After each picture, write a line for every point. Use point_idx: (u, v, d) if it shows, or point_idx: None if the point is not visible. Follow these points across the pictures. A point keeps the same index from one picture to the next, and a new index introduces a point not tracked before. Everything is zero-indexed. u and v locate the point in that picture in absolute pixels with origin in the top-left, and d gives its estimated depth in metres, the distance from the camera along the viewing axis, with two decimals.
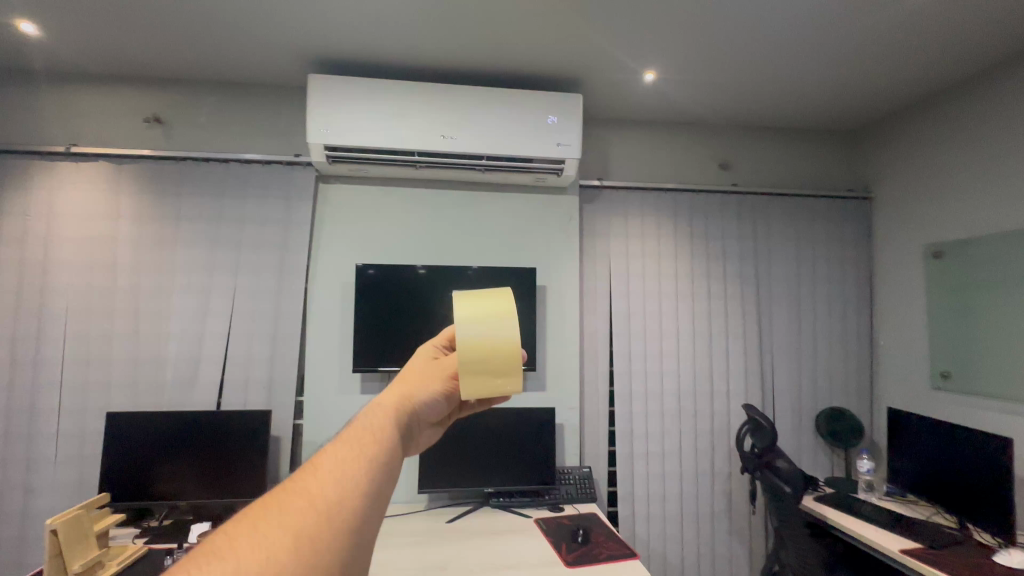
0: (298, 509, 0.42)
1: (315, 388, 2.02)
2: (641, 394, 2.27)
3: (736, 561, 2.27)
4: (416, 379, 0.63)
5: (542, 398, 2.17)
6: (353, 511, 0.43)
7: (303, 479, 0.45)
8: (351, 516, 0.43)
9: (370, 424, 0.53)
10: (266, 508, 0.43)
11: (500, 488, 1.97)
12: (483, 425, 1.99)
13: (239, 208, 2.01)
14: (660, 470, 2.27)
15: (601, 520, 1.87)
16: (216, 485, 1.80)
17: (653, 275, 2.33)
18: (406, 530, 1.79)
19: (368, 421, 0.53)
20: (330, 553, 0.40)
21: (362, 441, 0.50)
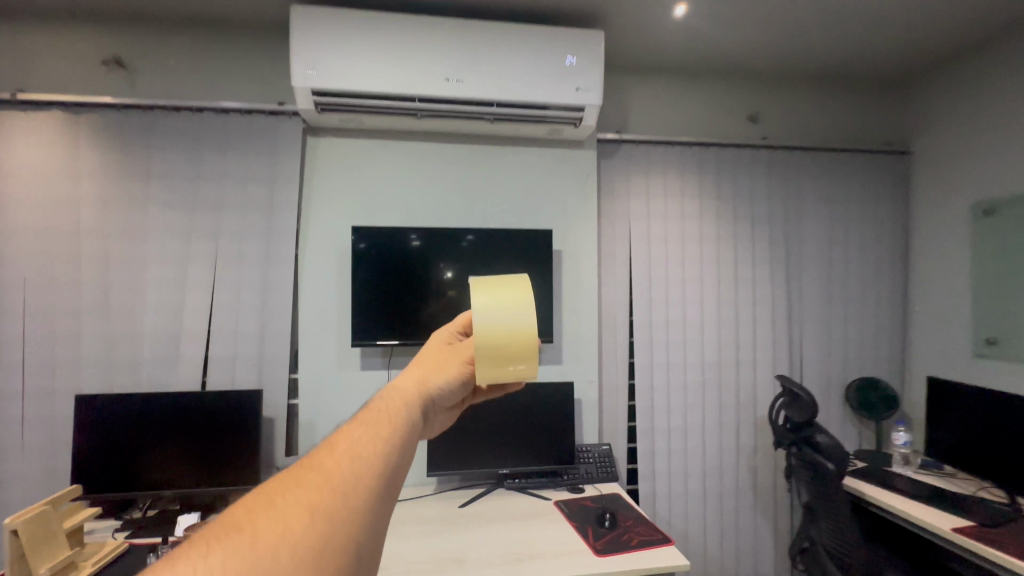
0: (317, 485, 0.43)
1: (310, 364, 1.83)
2: (664, 366, 2.11)
3: (761, 538, 2.17)
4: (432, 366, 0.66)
5: (558, 372, 2.00)
6: (373, 490, 0.44)
7: (322, 457, 0.46)
8: (369, 495, 0.44)
9: (386, 408, 0.55)
10: (283, 485, 0.44)
11: (516, 470, 1.82)
12: (496, 403, 1.83)
13: (216, 164, 1.78)
14: (683, 445, 2.13)
15: (626, 502, 1.73)
16: (204, 473, 1.63)
17: (676, 238, 2.13)
18: (415, 517, 1.64)
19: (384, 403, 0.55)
20: (346, 533, 0.41)
21: (381, 422, 0.52)
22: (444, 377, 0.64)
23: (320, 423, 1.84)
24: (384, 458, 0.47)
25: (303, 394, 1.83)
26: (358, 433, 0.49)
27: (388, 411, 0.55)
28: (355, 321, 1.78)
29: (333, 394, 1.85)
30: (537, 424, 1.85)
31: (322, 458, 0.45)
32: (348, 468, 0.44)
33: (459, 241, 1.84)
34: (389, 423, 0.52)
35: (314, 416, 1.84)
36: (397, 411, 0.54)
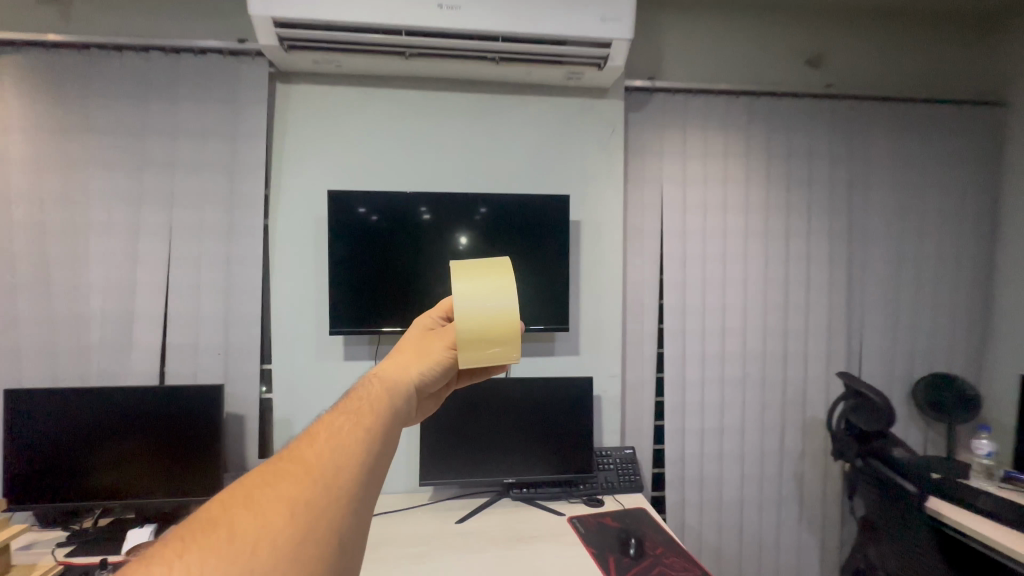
0: (297, 479, 0.43)
1: (286, 353, 1.58)
2: (698, 359, 1.81)
3: (804, 553, 1.89)
4: (412, 355, 0.66)
5: (575, 364, 1.72)
6: (355, 481, 0.45)
7: (301, 450, 0.46)
8: (350, 485, 0.44)
9: (370, 395, 0.56)
10: (261, 480, 0.44)
11: (524, 478, 1.56)
12: (501, 400, 1.56)
13: (169, 116, 1.49)
14: (717, 448, 1.84)
15: (654, 522, 1.45)
16: (160, 480, 1.40)
17: (717, 208, 1.80)
18: (403, 535, 1.39)
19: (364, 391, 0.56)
20: (330, 525, 0.41)
21: (361, 411, 0.52)
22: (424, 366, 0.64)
23: (298, 420, 1.60)
24: (363, 451, 0.47)
25: (278, 388, 1.59)
26: (338, 423, 0.50)
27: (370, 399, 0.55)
28: (334, 305, 1.51)
29: (312, 387, 1.60)
30: (549, 426, 1.58)
31: (301, 452, 0.45)
32: (328, 460, 0.45)
33: (459, 208, 1.54)
34: (370, 413, 0.52)
35: (291, 412, 1.60)
36: (380, 399, 0.55)
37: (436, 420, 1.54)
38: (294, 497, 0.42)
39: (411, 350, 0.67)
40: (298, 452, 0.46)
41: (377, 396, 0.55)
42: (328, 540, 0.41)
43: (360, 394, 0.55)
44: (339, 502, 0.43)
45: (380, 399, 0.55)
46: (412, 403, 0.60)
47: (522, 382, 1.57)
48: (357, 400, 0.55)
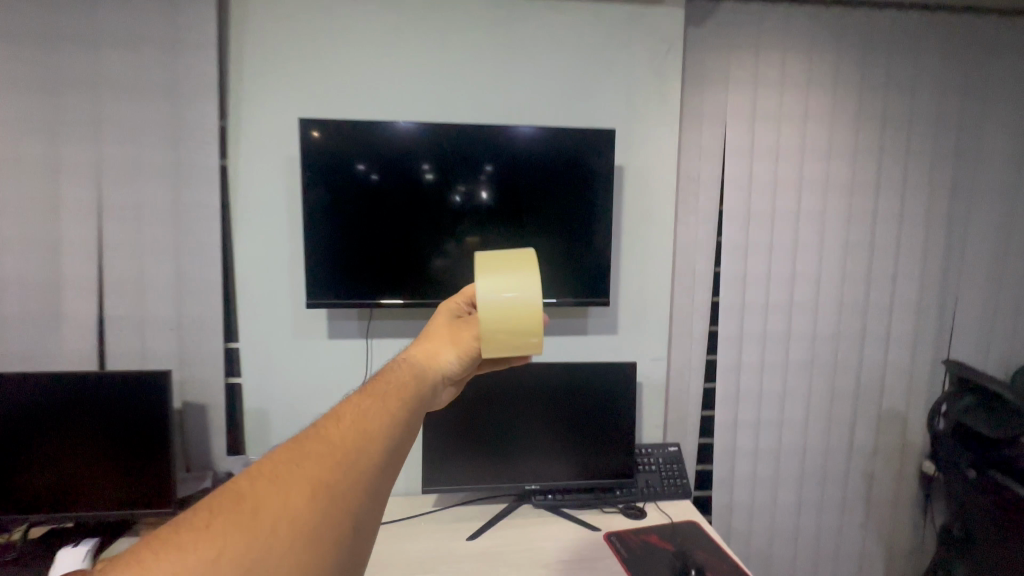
0: (317, 454, 0.42)
1: (254, 328, 1.27)
2: (758, 339, 1.49)
3: (867, 560, 1.64)
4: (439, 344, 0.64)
5: (609, 344, 1.41)
6: (375, 462, 0.43)
7: (327, 426, 0.45)
8: (370, 467, 0.42)
9: (396, 377, 0.54)
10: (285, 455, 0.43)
11: (549, 484, 1.29)
12: (524, 389, 1.27)
13: (90, 18, 1.13)
14: (775, 444, 1.55)
15: (712, 543, 1.17)
16: (100, 486, 1.12)
17: (791, 151, 1.43)
18: (402, 557, 1.12)
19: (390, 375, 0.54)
20: (347, 504, 0.40)
21: (388, 394, 0.50)
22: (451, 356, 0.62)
23: (273, 410, 1.31)
24: (387, 432, 0.46)
25: (247, 371, 1.29)
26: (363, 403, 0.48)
27: (400, 383, 0.53)
28: (313, 276, 1.21)
29: (289, 370, 1.30)
30: (580, 422, 1.30)
31: (325, 428, 0.44)
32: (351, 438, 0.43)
33: (466, 158, 1.23)
34: (398, 396, 0.50)
35: (263, 400, 1.31)
36: (409, 386, 0.52)
37: (442, 414, 1.25)
38: (314, 473, 0.40)
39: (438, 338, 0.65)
40: (323, 429, 0.45)
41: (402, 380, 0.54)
42: (343, 518, 0.39)
43: (388, 375, 0.53)
44: (358, 481, 0.41)
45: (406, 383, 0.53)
46: (437, 390, 0.59)
47: (548, 368, 1.28)
48: (386, 382, 0.53)
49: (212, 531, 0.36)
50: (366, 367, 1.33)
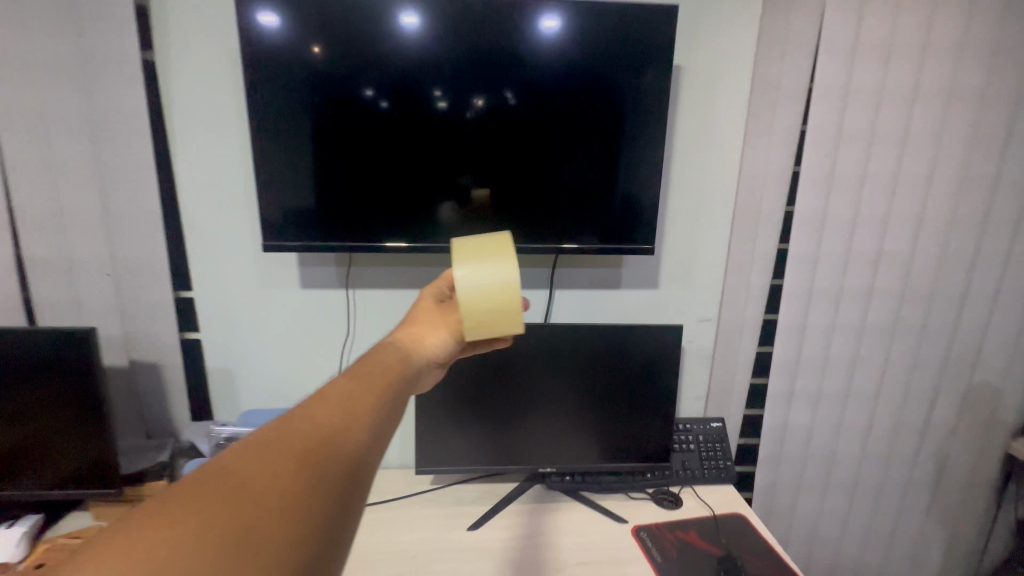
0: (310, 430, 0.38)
1: (210, 274, 1.04)
2: (831, 297, 1.21)
3: (924, 547, 1.44)
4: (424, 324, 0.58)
5: (641, 300, 1.17)
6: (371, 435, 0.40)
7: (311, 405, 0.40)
8: (365, 440, 0.39)
9: (381, 357, 0.50)
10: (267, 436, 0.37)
11: (567, 466, 1.08)
12: (540, 356, 1.04)
13: None
14: (835, 419, 1.31)
15: (766, 546, 0.97)
16: (27, 462, 0.93)
17: (907, 49, 1.06)
18: (390, 551, 0.94)
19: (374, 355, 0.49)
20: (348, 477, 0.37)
21: (373, 373, 0.46)
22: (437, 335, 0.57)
23: (241, 370, 1.11)
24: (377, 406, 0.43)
25: (206, 325, 1.07)
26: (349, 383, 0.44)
27: (383, 363, 0.49)
28: (267, 212, 0.95)
29: (257, 324, 1.09)
30: (607, 396, 1.06)
31: (314, 406, 0.39)
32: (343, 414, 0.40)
33: (468, 46, 0.89)
34: (386, 376, 0.47)
35: (230, 359, 1.10)
36: (396, 364, 0.49)
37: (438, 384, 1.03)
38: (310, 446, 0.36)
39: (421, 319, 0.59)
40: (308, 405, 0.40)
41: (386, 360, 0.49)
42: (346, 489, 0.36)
43: (373, 357, 0.49)
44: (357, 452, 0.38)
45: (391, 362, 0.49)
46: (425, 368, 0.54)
47: (569, 331, 1.03)
48: (369, 361, 0.48)
49: (206, 501, 0.31)
50: (348, 323, 1.10)
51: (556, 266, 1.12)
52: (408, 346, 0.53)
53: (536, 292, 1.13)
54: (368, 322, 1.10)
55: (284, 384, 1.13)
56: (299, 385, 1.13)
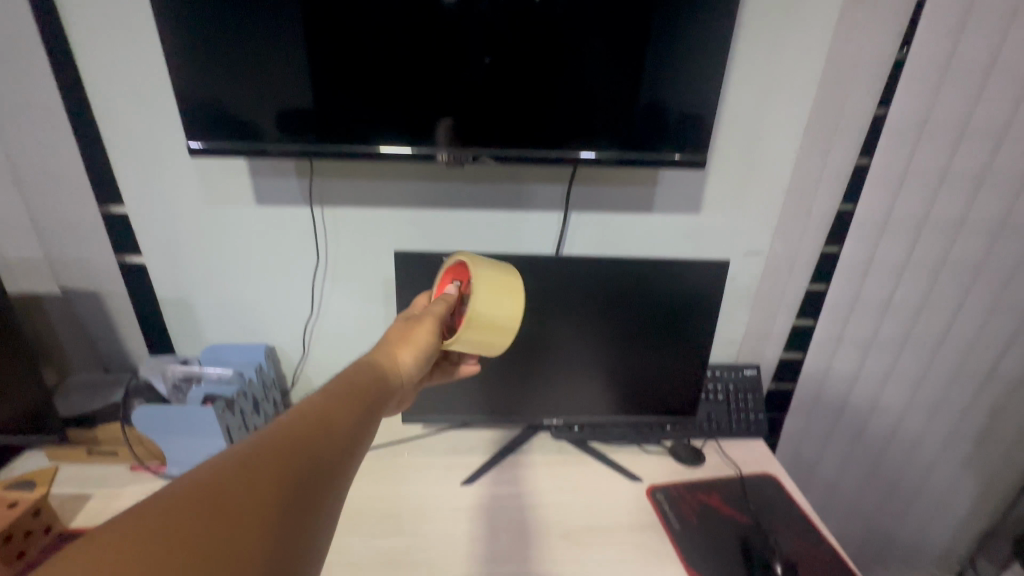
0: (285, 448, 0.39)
1: (149, 186, 0.86)
2: (909, 229, 0.99)
3: (952, 495, 1.35)
4: (405, 338, 0.56)
5: (676, 227, 0.95)
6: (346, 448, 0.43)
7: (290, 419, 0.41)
8: (338, 455, 0.42)
9: (363, 373, 0.50)
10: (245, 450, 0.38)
11: (576, 417, 0.95)
12: (549, 293, 0.85)
13: None
14: (883, 366, 1.15)
15: (801, 514, 0.85)
16: None
17: None
18: (374, 508, 0.83)
19: (354, 371, 0.50)
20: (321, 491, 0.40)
21: (354, 391, 0.47)
22: (416, 353, 0.56)
23: (200, 301, 0.95)
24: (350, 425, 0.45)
25: (149, 247, 0.90)
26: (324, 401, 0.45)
27: (364, 380, 0.50)
28: (180, 82, 0.69)
29: (211, 248, 0.91)
30: (625, 343, 0.90)
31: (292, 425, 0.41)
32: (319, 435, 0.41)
33: None
34: (366, 394, 0.48)
35: (184, 288, 0.94)
36: (376, 382, 0.50)
37: None
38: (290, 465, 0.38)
39: (399, 334, 0.57)
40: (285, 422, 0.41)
41: (365, 375, 0.50)
42: (320, 503, 0.39)
43: (356, 377, 0.49)
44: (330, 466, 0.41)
45: (370, 378, 0.50)
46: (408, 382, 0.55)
47: (584, 265, 0.84)
48: (351, 379, 0.49)
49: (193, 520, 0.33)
50: (318, 248, 0.92)
51: (573, 182, 0.89)
52: (389, 365, 0.53)
53: (547, 215, 0.91)
54: (343, 247, 0.92)
55: (251, 317, 0.98)
56: (268, 318, 0.98)
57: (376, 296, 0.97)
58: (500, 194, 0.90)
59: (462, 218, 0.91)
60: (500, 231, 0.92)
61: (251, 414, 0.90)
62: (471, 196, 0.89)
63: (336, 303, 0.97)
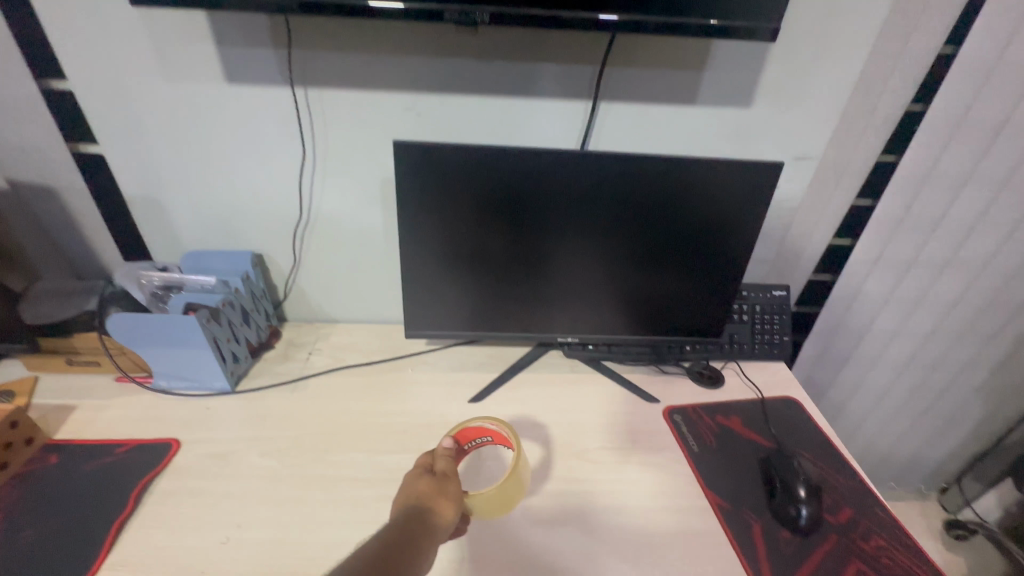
0: None
1: (96, 57, 0.71)
2: (981, 135, 0.87)
3: (957, 421, 1.34)
4: (445, 498, 0.57)
5: (719, 124, 0.83)
6: None
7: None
8: None
9: (412, 520, 0.54)
10: None
11: (592, 337, 0.88)
12: (569, 199, 0.74)
13: None
14: (917, 291, 1.08)
15: (823, 438, 0.81)
16: None
17: None
18: (378, 423, 0.79)
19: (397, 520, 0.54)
20: None
21: (406, 542, 0.51)
22: (455, 513, 0.57)
23: (175, 200, 0.84)
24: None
25: (105, 133, 0.77)
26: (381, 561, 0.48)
27: (412, 529, 0.53)
28: None
29: (181, 138, 0.79)
30: (653, 259, 0.80)
31: None
32: None
33: None
34: (416, 545, 0.51)
35: (155, 184, 0.83)
36: (425, 530, 0.53)
37: (431, 231, 0.76)
38: None
39: (434, 494, 0.57)
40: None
41: (410, 524, 0.53)
42: None
43: (408, 525, 0.53)
44: None
45: (417, 525, 0.53)
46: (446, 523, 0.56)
47: (615, 164, 0.71)
48: (401, 529, 0.53)
49: None
50: (305, 140, 0.80)
51: (607, 64, 0.76)
52: (434, 512, 0.56)
53: (573, 105, 0.79)
54: (335, 139, 0.80)
55: (234, 219, 0.87)
56: (254, 222, 0.88)
57: (373, 200, 0.86)
58: (518, 78, 0.76)
59: (475, 107, 0.79)
60: (520, 123, 0.81)
61: (240, 324, 0.83)
62: (483, 78, 0.76)
63: (329, 206, 0.87)
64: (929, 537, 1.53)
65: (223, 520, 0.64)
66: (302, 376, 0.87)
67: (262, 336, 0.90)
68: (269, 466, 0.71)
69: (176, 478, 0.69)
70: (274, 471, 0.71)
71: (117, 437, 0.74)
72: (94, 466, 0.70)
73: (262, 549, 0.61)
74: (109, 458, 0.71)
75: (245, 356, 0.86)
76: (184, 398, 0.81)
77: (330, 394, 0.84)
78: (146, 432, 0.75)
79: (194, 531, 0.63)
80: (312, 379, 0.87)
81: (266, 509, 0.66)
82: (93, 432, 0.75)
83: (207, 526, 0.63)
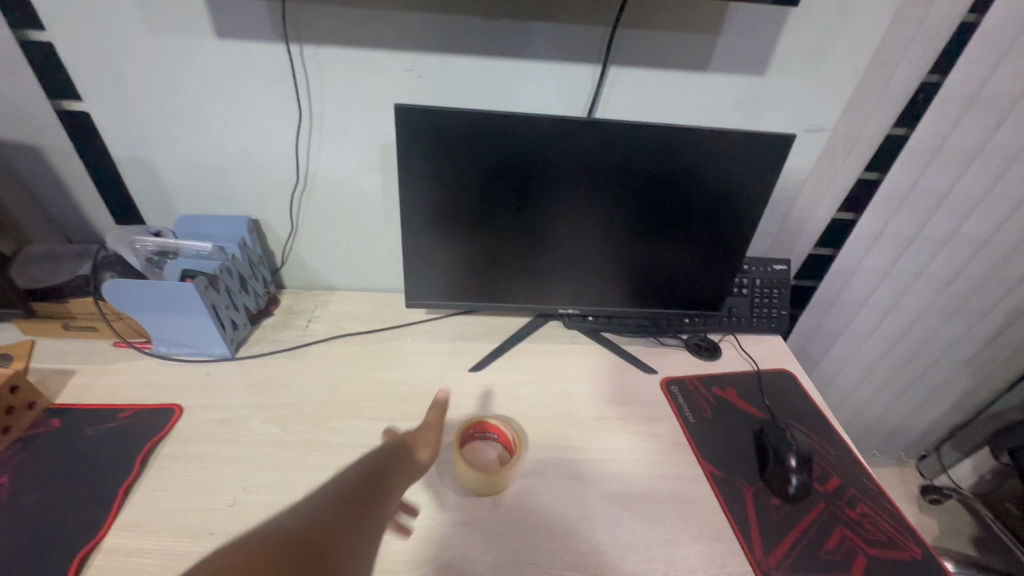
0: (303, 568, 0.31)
1: (76, 6, 0.67)
2: (997, 108, 0.85)
3: (942, 393, 1.38)
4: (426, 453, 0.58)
5: (730, 92, 0.80)
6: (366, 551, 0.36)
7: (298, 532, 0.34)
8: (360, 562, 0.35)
9: (362, 471, 0.44)
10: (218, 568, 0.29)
11: (592, 308, 0.88)
12: (575, 167, 0.72)
13: None
14: (916, 266, 1.08)
15: (815, 410, 0.83)
16: None
17: None
18: (379, 391, 0.80)
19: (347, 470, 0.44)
20: None
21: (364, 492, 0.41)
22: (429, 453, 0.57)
23: (167, 162, 0.82)
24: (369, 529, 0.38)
25: (90, 90, 0.74)
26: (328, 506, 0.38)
27: (369, 477, 0.44)
28: None
29: (171, 96, 0.75)
30: (657, 231, 0.79)
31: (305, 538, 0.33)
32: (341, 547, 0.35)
33: None
34: (374, 493, 0.42)
35: (146, 145, 0.80)
36: (381, 479, 0.45)
37: (432, 199, 0.74)
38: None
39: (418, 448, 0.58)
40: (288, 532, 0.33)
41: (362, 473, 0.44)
42: None
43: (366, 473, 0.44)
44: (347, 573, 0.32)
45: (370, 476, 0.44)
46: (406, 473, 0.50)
47: (623, 133, 0.69)
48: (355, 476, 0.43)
49: None
50: (301, 101, 0.77)
51: (618, 25, 0.72)
52: (398, 459, 0.50)
53: (581, 69, 0.76)
54: (332, 100, 0.77)
55: (229, 184, 0.85)
56: (250, 186, 0.85)
57: (373, 165, 0.84)
58: (524, 39, 0.73)
59: (479, 69, 0.75)
60: (526, 86, 0.78)
61: (238, 291, 0.82)
62: (487, 37, 0.73)
63: (327, 171, 0.84)
64: (905, 500, 1.61)
65: (229, 484, 0.65)
66: (302, 343, 0.87)
67: (260, 303, 0.90)
68: (272, 432, 0.72)
69: (181, 443, 0.70)
70: (277, 437, 0.72)
71: (119, 402, 0.75)
72: (97, 430, 0.70)
73: (268, 512, 0.63)
74: (112, 423, 0.71)
75: (244, 323, 0.85)
76: (184, 364, 0.81)
77: (330, 361, 0.84)
78: (148, 398, 0.76)
79: (201, 494, 0.64)
80: (312, 346, 0.87)
81: (271, 473, 0.67)
82: (95, 397, 0.75)
83: (213, 490, 0.65)
